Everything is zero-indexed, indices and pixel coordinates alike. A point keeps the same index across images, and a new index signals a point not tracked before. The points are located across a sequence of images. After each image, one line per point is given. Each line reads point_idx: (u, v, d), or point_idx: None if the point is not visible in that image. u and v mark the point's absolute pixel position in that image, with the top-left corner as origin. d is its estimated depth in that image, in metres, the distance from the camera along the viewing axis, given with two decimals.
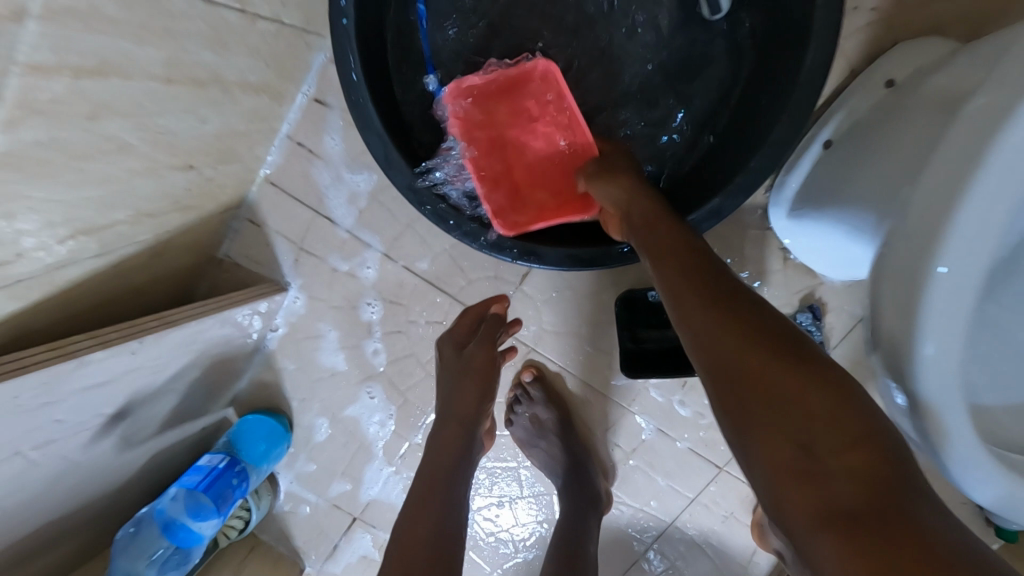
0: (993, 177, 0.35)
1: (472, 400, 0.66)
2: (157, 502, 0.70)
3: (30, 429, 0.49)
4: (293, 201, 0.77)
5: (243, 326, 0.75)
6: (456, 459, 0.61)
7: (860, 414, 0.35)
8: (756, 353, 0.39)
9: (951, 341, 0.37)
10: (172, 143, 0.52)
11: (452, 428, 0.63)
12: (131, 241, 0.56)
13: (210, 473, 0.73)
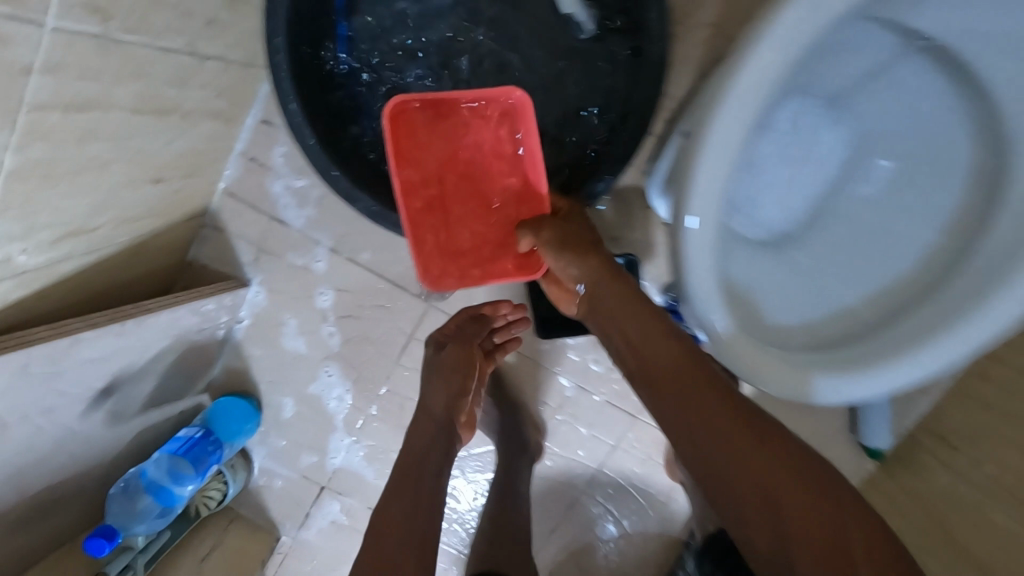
0: (716, 153, 0.49)
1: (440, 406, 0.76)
2: (142, 464, 0.83)
3: (37, 394, 0.62)
4: (250, 208, 0.90)
5: (213, 317, 0.88)
6: (424, 460, 0.72)
7: (825, 484, 0.51)
8: (746, 447, 0.52)
9: (699, 267, 0.51)
10: (143, 160, 0.65)
11: (421, 430, 0.75)
12: (113, 243, 0.68)
13: (187, 442, 0.86)
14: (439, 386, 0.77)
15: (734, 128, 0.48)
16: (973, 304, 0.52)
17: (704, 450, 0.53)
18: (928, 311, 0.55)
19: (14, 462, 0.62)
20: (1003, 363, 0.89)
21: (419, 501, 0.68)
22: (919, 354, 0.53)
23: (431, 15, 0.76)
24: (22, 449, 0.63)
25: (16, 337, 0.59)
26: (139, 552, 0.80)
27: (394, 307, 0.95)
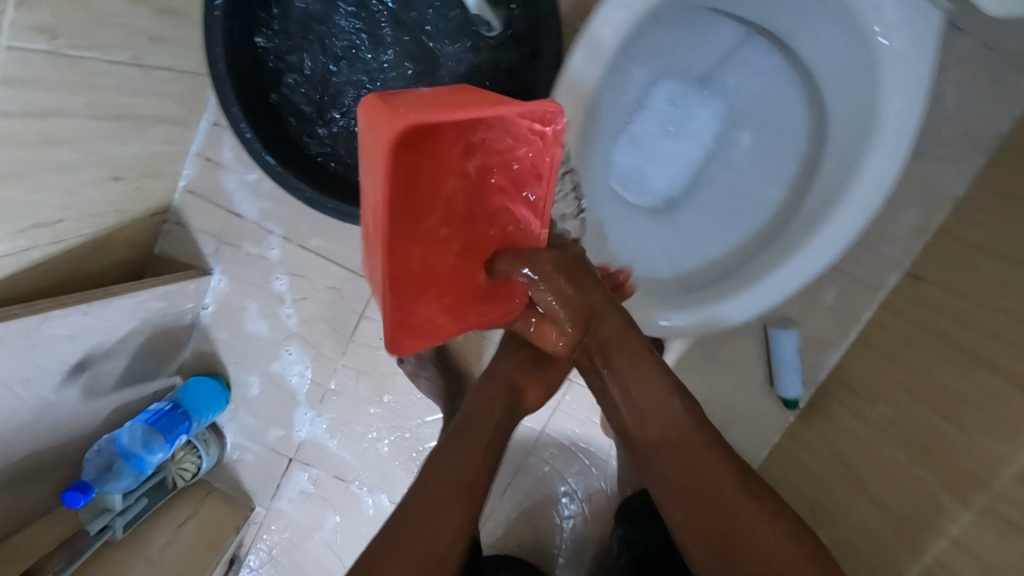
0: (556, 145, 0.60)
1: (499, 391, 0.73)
2: (117, 431, 0.92)
3: (13, 365, 0.71)
4: (209, 204, 0.99)
5: (177, 302, 0.97)
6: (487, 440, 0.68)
7: (794, 542, 0.55)
8: (727, 489, 0.57)
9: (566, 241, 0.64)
10: (102, 160, 0.75)
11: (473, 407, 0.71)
12: (78, 234, 0.78)
13: (158, 412, 0.97)
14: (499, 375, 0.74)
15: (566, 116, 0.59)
16: (794, 249, 0.63)
17: (691, 503, 0.57)
18: (765, 251, 0.66)
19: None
20: (896, 314, 0.98)
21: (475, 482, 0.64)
22: (760, 287, 0.64)
23: (361, 19, 0.85)
24: (4, 415, 0.72)
25: None
26: (117, 514, 0.90)
27: (344, 288, 1.04)
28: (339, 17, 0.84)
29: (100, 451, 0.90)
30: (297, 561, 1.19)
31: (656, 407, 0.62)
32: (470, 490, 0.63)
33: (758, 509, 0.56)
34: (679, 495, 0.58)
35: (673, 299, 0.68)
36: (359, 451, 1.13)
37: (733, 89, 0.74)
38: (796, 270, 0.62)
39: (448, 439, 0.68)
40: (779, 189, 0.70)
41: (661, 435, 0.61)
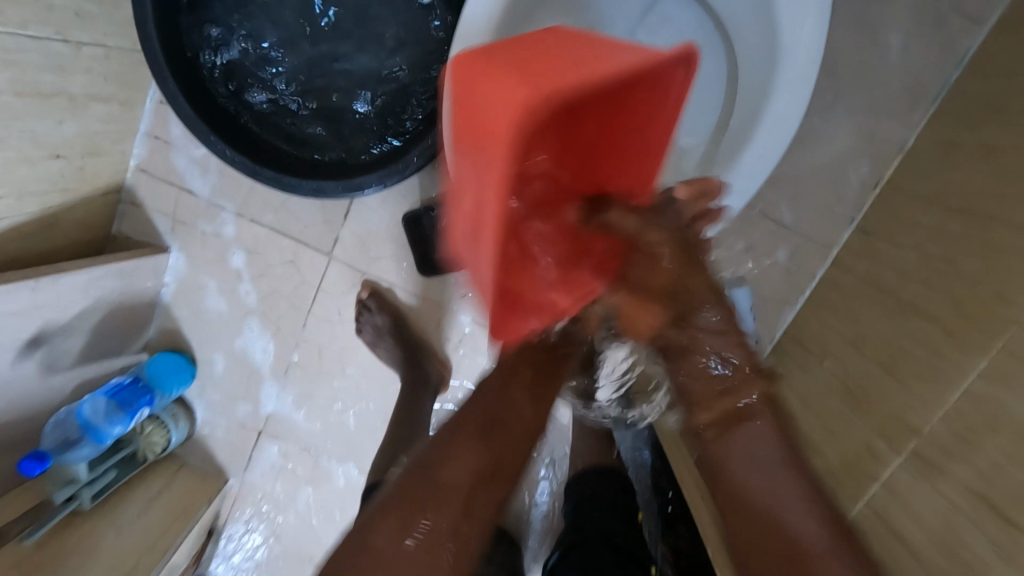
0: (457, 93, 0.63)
1: (534, 392, 0.70)
2: (79, 404, 0.95)
3: None
4: (160, 182, 1.01)
5: (134, 280, 1.00)
6: (514, 436, 0.65)
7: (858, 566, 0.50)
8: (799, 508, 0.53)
9: None
10: (35, 139, 0.76)
11: (502, 401, 0.67)
12: (21, 212, 0.80)
13: (116, 386, 0.99)
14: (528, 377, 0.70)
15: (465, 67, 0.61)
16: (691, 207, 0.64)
17: (753, 514, 0.55)
18: None
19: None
20: (845, 270, 0.98)
21: (499, 478, 0.62)
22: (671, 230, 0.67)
23: None
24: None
25: None
26: (84, 485, 0.94)
27: (300, 262, 1.06)
28: None
29: (61, 423, 0.93)
30: (275, 533, 1.23)
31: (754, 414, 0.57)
32: (485, 484, 0.60)
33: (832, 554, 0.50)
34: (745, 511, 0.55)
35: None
36: (327, 423, 1.16)
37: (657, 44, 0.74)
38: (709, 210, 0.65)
39: (469, 423, 0.65)
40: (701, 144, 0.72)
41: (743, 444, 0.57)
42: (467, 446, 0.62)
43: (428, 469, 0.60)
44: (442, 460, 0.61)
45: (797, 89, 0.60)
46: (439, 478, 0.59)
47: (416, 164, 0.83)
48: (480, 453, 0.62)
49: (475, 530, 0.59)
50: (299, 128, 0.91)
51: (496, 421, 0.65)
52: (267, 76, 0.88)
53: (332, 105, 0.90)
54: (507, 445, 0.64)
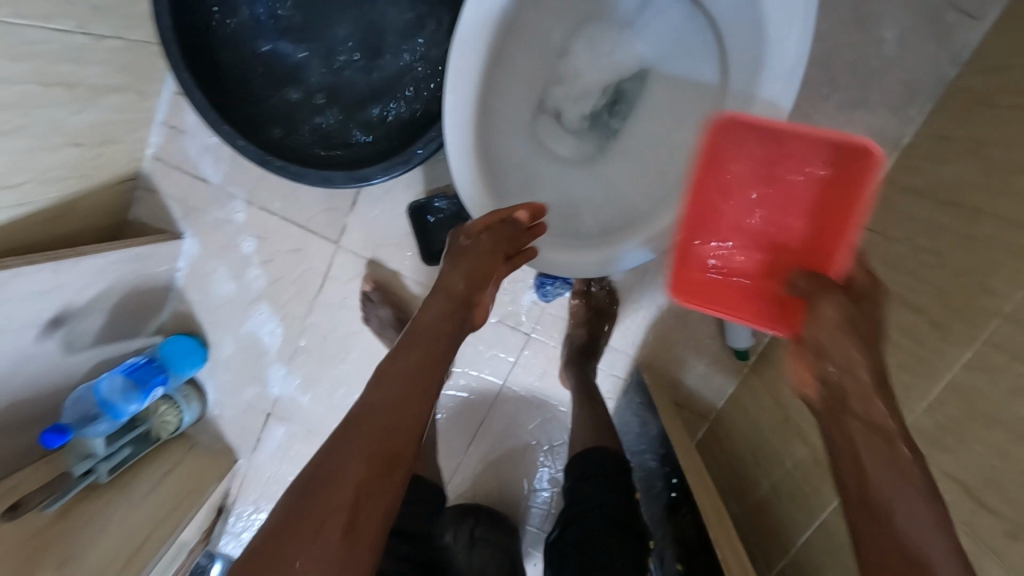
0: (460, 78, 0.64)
1: (424, 371, 0.59)
2: (97, 381, 0.99)
3: None
4: (174, 170, 1.05)
5: (149, 264, 1.03)
6: (402, 433, 0.55)
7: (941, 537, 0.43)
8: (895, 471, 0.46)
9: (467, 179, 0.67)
10: (57, 126, 0.80)
11: (382, 398, 0.56)
12: (43, 196, 0.84)
13: (132, 366, 1.03)
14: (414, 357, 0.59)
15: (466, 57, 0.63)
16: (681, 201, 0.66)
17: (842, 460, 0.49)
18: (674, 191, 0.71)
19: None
20: None
21: (390, 474, 0.53)
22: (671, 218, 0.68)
23: None
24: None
25: None
26: (101, 459, 0.99)
27: (307, 250, 1.09)
28: None
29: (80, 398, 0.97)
30: None
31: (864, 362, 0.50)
32: (368, 507, 0.51)
33: (921, 522, 0.44)
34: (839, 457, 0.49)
35: (581, 242, 0.73)
36: (332, 406, 1.19)
37: (652, 42, 0.76)
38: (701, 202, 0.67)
39: (342, 436, 0.54)
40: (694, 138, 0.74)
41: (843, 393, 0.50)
42: (342, 467, 0.52)
43: (298, 506, 0.51)
44: (313, 492, 0.51)
45: (788, 84, 0.61)
46: (306, 516, 0.50)
47: (419, 157, 0.86)
48: (355, 472, 0.52)
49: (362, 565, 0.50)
50: (307, 121, 0.93)
51: (373, 426, 0.54)
52: (278, 69, 0.91)
53: (341, 98, 0.93)
54: (390, 451, 0.54)
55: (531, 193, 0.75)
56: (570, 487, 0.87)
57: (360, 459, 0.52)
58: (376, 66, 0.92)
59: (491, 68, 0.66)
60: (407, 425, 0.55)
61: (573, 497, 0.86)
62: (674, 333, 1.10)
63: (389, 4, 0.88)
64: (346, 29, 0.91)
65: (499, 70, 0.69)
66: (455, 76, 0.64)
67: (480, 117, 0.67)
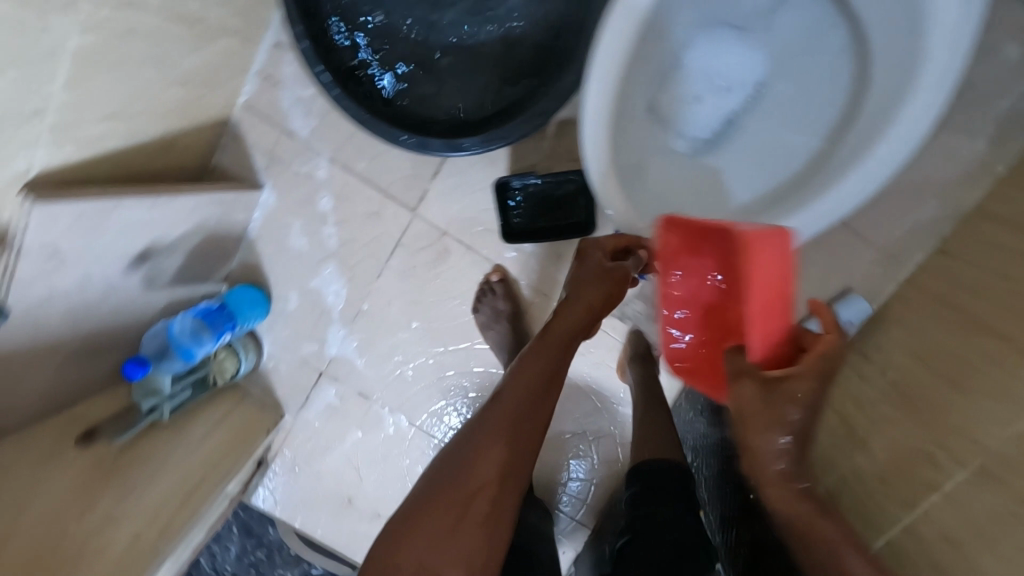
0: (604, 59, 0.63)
1: (539, 386, 0.75)
2: (171, 321, 1.01)
3: (94, 238, 0.79)
4: (264, 121, 1.05)
5: (230, 211, 1.04)
6: (525, 432, 0.71)
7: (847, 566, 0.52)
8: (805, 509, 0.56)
9: (594, 160, 0.67)
10: (174, 63, 0.81)
11: (503, 409, 0.72)
12: (149, 131, 0.85)
13: (206, 310, 1.04)
14: (530, 378, 0.75)
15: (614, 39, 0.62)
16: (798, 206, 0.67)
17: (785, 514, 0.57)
18: (792, 193, 0.70)
19: (60, 301, 0.80)
20: (917, 285, 0.99)
21: (520, 460, 0.70)
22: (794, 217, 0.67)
23: None
24: (68, 289, 0.80)
25: (82, 190, 0.76)
26: (166, 399, 1.01)
27: (383, 215, 1.10)
28: None
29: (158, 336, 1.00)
30: (320, 469, 1.30)
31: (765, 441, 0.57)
32: (503, 489, 0.68)
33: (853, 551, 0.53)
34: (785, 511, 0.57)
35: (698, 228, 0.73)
36: (385, 372, 1.21)
37: (780, 42, 0.75)
38: (828, 204, 0.66)
39: (476, 434, 0.71)
40: (814, 139, 0.73)
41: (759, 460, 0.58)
42: (481, 456, 0.69)
43: (446, 483, 0.68)
44: (459, 475, 0.68)
45: (930, 90, 0.60)
46: (453, 492, 0.67)
47: (523, 133, 0.86)
48: (496, 454, 0.69)
49: (500, 531, 0.66)
50: (407, 84, 0.92)
51: (503, 425, 0.71)
52: (384, 27, 0.90)
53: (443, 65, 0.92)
54: (517, 446, 0.70)
55: (644, 181, 0.74)
56: (640, 495, 0.81)
57: (494, 453, 0.68)
58: (482, 38, 0.91)
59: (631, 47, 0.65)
60: (528, 427, 0.72)
61: (645, 502, 0.80)
62: None
63: None
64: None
65: (637, 49, 0.67)
66: (601, 58, 0.63)
67: (615, 99, 0.66)
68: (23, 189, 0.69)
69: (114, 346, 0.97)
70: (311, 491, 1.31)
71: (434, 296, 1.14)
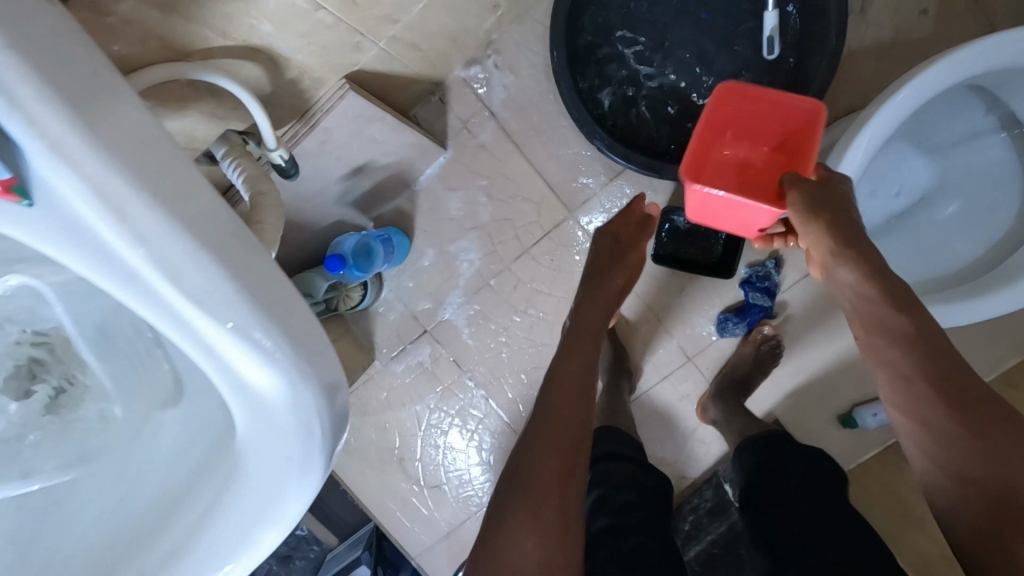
0: (850, 156, 0.79)
1: (576, 394, 0.79)
2: (351, 235, 1.10)
3: (352, 139, 0.87)
4: (471, 94, 1.17)
5: (418, 160, 1.14)
6: (573, 438, 0.76)
7: (987, 413, 0.59)
8: (947, 362, 0.61)
9: None
10: (459, 20, 0.92)
11: (554, 421, 0.76)
12: (412, 68, 0.95)
13: (381, 236, 1.14)
14: (566, 390, 0.79)
15: (863, 142, 0.78)
16: (965, 298, 0.81)
17: (936, 371, 0.61)
18: (960, 286, 0.83)
19: (299, 183, 0.87)
20: None
21: (575, 471, 0.74)
22: (965, 303, 0.80)
23: (667, 10, 1.03)
24: (308, 176, 0.87)
25: (370, 96, 0.85)
26: (313, 302, 1.06)
27: (542, 207, 1.20)
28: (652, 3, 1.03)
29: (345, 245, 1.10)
30: (387, 421, 1.34)
31: (886, 284, 0.66)
32: (565, 495, 0.71)
33: (990, 407, 0.59)
34: (921, 354, 0.62)
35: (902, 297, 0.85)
36: (485, 347, 1.27)
37: (957, 167, 0.91)
38: (999, 301, 0.79)
39: (533, 449, 0.74)
40: (976, 251, 0.88)
41: (895, 303, 0.64)
42: (536, 467, 0.72)
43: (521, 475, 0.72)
44: (522, 489, 0.71)
45: None
46: (528, 489, 0.71)
47: None
48: (552, 464, 0.72)
49: (570, 536, 0.70)
50: (624, 111, 1.09)
51: (560, 433, 0.75)
52: (622, 57, 1.06)
53: (656, 100, 1.08)
54: (572, 454, 0.74)
55: None
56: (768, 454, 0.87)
57: (553, 462, 0.72)
58: (693, 91, 1.06)
59: (859, 154, 0.79)
60: (572, 435, 0.76)
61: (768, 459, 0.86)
62: (816, 408, 1.21)
63: (725, 48, 1.03)
64: (680, 52, 1.05)
65: (868, 148, 0.79)
66: (855, 154, 0.79)
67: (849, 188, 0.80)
68: (345, 78, 0.79)
69: (287, 243, 1.02)
70: (369, 440, 1.35)
71: (561, 292, 1.23)
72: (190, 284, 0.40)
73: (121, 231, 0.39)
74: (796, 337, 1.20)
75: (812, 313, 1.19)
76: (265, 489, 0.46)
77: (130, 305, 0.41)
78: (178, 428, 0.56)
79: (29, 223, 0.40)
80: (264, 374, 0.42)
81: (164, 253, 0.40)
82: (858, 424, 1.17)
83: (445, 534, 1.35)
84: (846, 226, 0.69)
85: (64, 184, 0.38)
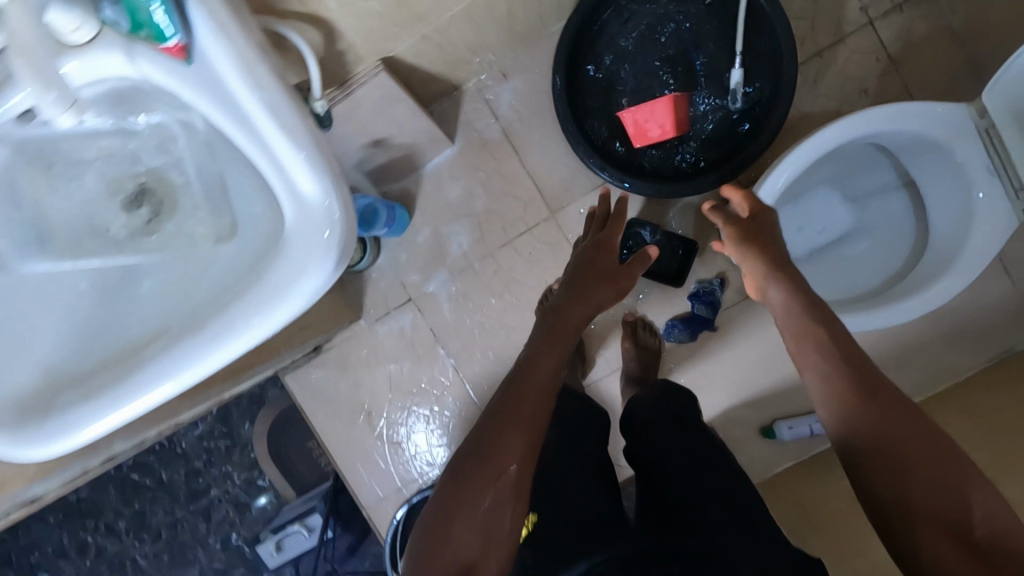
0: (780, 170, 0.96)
1: (546, 389, 0.82)
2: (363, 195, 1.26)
3: (377, 114, 1.06)
4: (482, 100, 1.37)
5: (428, 147, 1.32)
6: (535, 424, 0.79)
7: (919, 423, 0.68)
8: (880, 380, 0.73)
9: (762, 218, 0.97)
10: (480, 35, 1.12)
11: (524, 408, 0.78)
12: (435, 67, 1.14)
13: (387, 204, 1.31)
14: (539, 380, 0.82)
15: (792, 162, 0.95)
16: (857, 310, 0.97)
17: (870, 387, 0.72)
18: (856, 304, 0.99)
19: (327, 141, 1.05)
20: None
21: (528, 455, 0.77)
22: (859, 314, 0.96)
23: (653, 56, 1.25)
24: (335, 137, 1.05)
25: (398, 81, 1.04)
26: None
27: (527, 205, 1.39)
28: (642, 48, 1.25)
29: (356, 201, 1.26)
30: (362, 376, 1.48)
31: (821, 315, 0.80)
32: (518, 475, 0.76)
33: (919, 417, 0.69)
34: (852, 371, 0.74)
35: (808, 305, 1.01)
36: (460, 322, 1.43)
37: (868, 214, 1.10)
38: (884, 317, 0.95)
39: (495, 424, 0.77)
40: (873, 282, 1.06)
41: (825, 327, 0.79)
42: (505, 447, 0.75)
43: (499, 423, 0.77)
44: (483, 462, 0.73)
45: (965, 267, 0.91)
46: (500, 436, 0.76)
47: (681, 190, 1.19)
48: (517, 443, 0.76)
49: (511, 510, 0.75)
50: (608, 132, 1.28)
51: (522, 409, 0.78)
52: (612, 87, 1.26)
53: None
54: (531, 438, 0.78)
55: None
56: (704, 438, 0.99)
57: (516, 442, 0.76)
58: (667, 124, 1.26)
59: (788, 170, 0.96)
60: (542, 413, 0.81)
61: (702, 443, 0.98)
62: (741, 417, 1.37)
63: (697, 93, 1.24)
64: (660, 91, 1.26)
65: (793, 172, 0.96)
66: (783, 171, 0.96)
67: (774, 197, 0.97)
68: (379, 63, 0.98)
69: None
70: (343, 391, 1.48)
71: (533, 281, 1.40)
72: (281, 120, 0.59)
73: (246, 81, 0.58)
74: (731, 351, 1.37)
75: (746, 332, 1.37)
76: (293, 269, 0.60)
77: (236, 135, 0.60)
78: (230, 259, 0.69)
79: (179, 72, 0.58)
80: (311, 181, 0.59)
81: (271, 99, 0.58)
82: (775, 435, 1.33)
83: (397, 489, 1.48)
84: (771, 253, 0.88)
85: (216, 46, 0.57)
